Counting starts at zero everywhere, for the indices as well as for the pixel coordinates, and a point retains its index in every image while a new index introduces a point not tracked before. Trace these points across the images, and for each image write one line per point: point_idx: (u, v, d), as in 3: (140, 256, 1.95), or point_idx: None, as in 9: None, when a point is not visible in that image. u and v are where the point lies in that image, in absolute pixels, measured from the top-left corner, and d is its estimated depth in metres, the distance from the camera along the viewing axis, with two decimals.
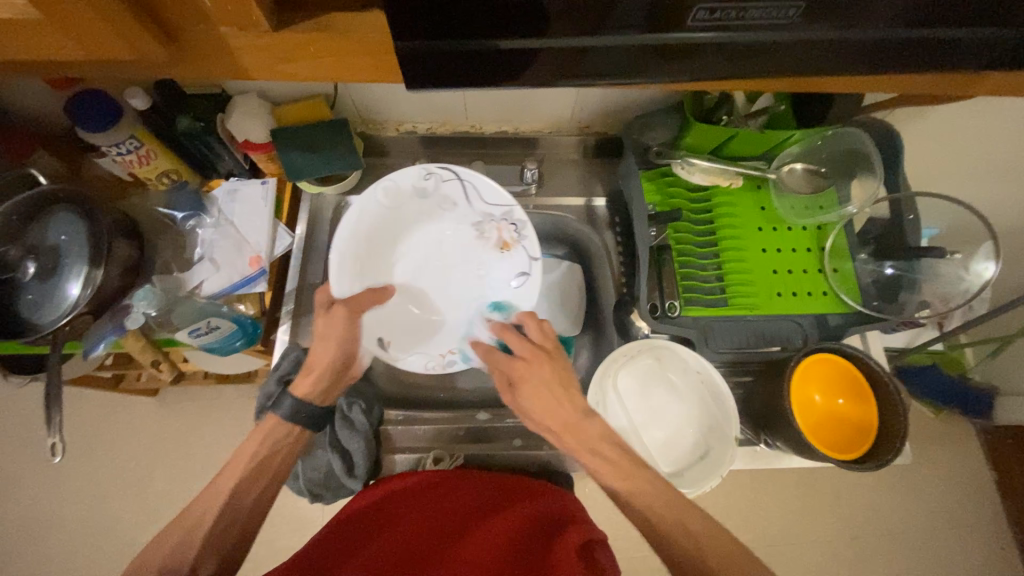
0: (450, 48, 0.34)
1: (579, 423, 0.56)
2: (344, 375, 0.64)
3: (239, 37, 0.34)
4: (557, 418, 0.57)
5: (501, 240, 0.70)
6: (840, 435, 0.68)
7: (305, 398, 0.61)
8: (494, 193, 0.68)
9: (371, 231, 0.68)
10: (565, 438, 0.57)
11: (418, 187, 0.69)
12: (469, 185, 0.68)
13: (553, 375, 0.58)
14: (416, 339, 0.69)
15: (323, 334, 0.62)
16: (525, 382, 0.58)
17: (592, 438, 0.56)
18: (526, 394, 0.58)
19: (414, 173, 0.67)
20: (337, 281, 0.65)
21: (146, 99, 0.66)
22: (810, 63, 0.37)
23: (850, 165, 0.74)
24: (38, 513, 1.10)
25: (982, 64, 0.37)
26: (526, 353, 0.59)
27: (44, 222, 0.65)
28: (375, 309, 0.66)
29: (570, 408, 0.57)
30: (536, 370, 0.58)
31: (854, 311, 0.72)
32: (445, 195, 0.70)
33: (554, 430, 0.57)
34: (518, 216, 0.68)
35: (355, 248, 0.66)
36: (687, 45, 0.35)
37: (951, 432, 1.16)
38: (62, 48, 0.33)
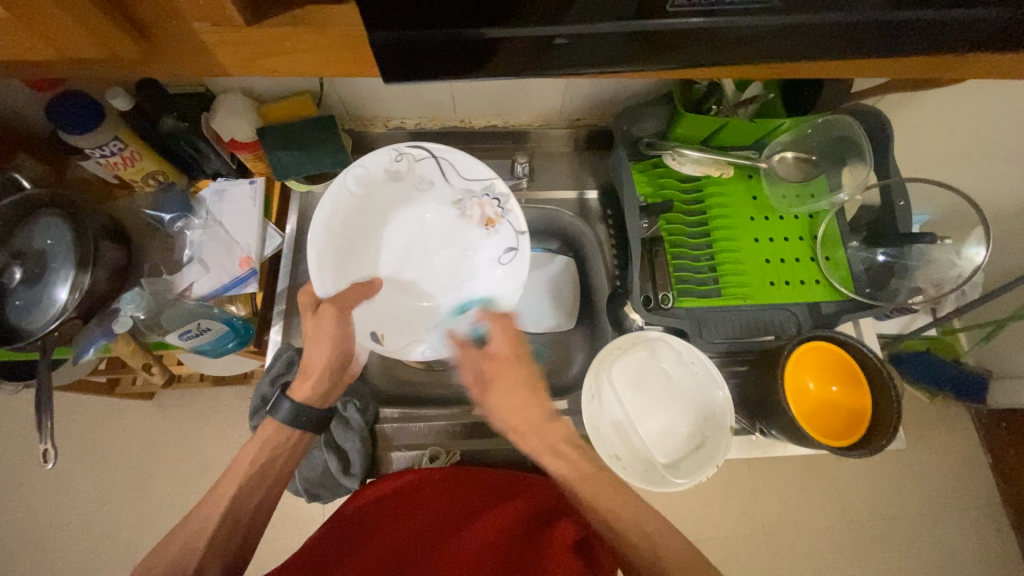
0: (429, 40, 0.33)
1: (547, 424, 0.58)
2: (341, 379, 0.64)
3: (214, 33, 0.34)
4: (524, 419, 0.59)
5: (485, 216, 0.68)
6: (835, 422, 0.69)
7: (305, 402, 0.61)
8: (470, 167, 0.67)
9: (347, 220, 0.66)
10: (527, 439, 0.59)
11: (392, 171, 0.67)
12: (445, 162, 0.67)
13: (524, 375, 0.60)
14: (410, 330, 0.67)
15: (313, 335, 0.62)
16: (496, 381, 0.60)
17: (558, 438, 0.58)
18: (495, 394, 0.60)
19: (384, 156, 0.66)
20: (317, 276, 0.63)
21: (127, 99, 0.65)
22: (794, 49, 0.36)
23: (841, 151, 0.74)
24: (37, 520, 1.09)
25: (968, 45, 0.36)
26: (499, 353, 0.62)
27: (29, 227, 0.64)
28: (364, 303, 0.65)
29: (537, 409, 0.59)
30: (508, 370, 0.61)
31: (848, 299, 0.71)
32: (420, 176, 0.68)
33: (517, 430, 0.59)
34: (500, 189, 0.66)
35: (332, 238, 0.64)
36: (669, 33, 0.35)
37: (946, 416, 1.17)
38: (32, 48, 0.33)
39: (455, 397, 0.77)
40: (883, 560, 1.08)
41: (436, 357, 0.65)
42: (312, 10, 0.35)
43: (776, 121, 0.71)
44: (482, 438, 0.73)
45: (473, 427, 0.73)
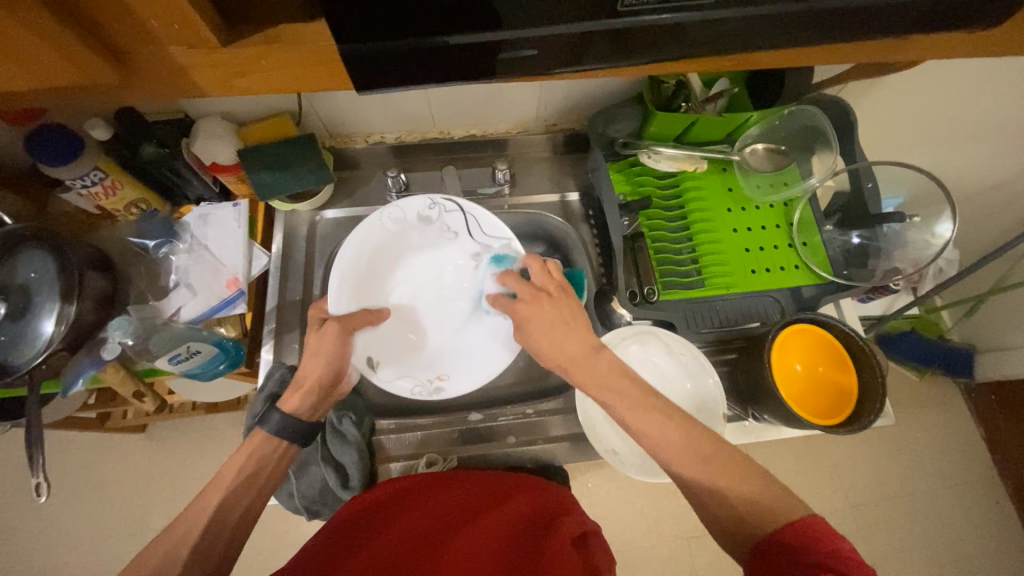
0: (399, 50, 0.35)
1: (589, 358, 0.55)
2: (333, 393, 0.64)
3: (190, 55, 0.35)
4: (564, 352, 0.56)
5: (498, 272, 0.72)
6: (824, 401, 0.70)
7: (295, 413, 0.60)
8: (493, 226, 0.72)
9: (373, 254, 0.72)
10: (575, 372, 0.56)
11: (424, 216, 0.74)
12: (472, 216, 0.72)
13: (556, 310, 0.57)
14: (402, 361, 0.70)
15: (313, 350, 0.62)
16: (529, 321, 0.58)
17: (602, 373, 0.54)
18: (533, 333, 0.58)
19: (420, 203, 0.73)
20: (333, 296, 0.68)
21: (107, 129, 0.66)
22: (743, 42, 0.38)
23: (808, 141, 0.76)
24: (29, 564, 1.06)
25: (909, 22, 0.38)
26: (527, 294, 0.59)
27: (12, 261, 0.64)
28: (367, 329, 0.68)
29: (581, 344, 0.55)
30: (537, 309, 0.58)
31: (828, 281, 0.74)
32: (447, 225, 0.74)
33: (563, 364, 0.56)
34: (516, 249, 0.71)
35: (355, 267, 0.70)
36: (623, 31, 0.36)
37: (935, 392, 1.20)
38: (12, 80, 0.33)
39: (451, 405, 0.78)
40: (885, 539, 1.09)
41: (424, 397, 0.68)
42: (284, 29, 0.35)
43: (744, 115, 0.73)
44: (479, 443, 0.73)
45: (470, 434, 0.73)
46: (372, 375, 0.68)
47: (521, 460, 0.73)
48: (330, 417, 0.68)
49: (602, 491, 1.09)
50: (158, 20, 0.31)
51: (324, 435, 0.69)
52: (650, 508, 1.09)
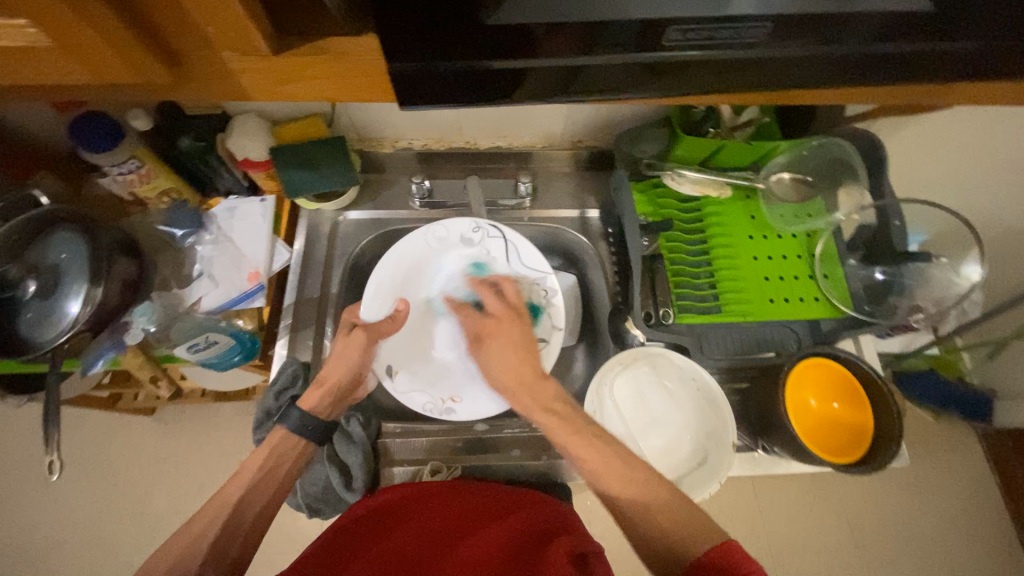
0: (440, 70, 0.35)
1: (538, 383, 0.57)
2: (348, 398, 0.66)
3: (241, 61, 0.36)
4: (515, 374, 0.58)
5: (528, 301, 0.72)
6: (837, 441, 0.69)
7: (313, 412, 0.62)
8: (531, 257, 0.73)
9: (412, 268, 0.74)
10: (521, 397, 0.57)
11: (467, 239, 0.76)
12: (513, 245, 0.73)
13: (516, 335, 0.61)
14: (421, 375, 0.70)
15: (339, 352, 0.65)
16: (492, 339, 0.62)
17: (549, 398, 0.56)
18: (490, 350, 0.62)
19: (464, 225, 0.75)
20: (366, 300, 0.71)
21: (147, 120, 0.68)
22: (777, 79, 0.38)
23: (835, 173, 0.76)
24: (33, 536, 1.08)
25: (949, 70, 0.38)
26: (497, 312, 0.65)
27: (45, 242, 0.66)
28: (392, 337, 0.70)
29: (530, 369, 0.58)
30: (501, 328, 0.63)
31: (848, 316, 0.72)
32: (487, 249, 0.75)
33: (510, 387, 0.59)
34: (550, 284, 0.72)
35: (393, 277, 0.73)
36: (659, 63, 0.36)
37: (951, 435, 1.16)
38: (70, 74, 0.35)
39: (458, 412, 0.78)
40: None
41: (433, 414, 0.67)
42: (332, 40, 0.36)
43: (771, 143, 0.73)
44: (484, 454, 0.73)
45: (476, 444, 0.73)
46: (388, 382, 0.68)
47: (525, 474, 0.73)
48: (340, 418, 0.70)
49: (602, 509, 1.08)
50: (212, 27, 0.33)
51: (332, 435, 0.70)
52: None
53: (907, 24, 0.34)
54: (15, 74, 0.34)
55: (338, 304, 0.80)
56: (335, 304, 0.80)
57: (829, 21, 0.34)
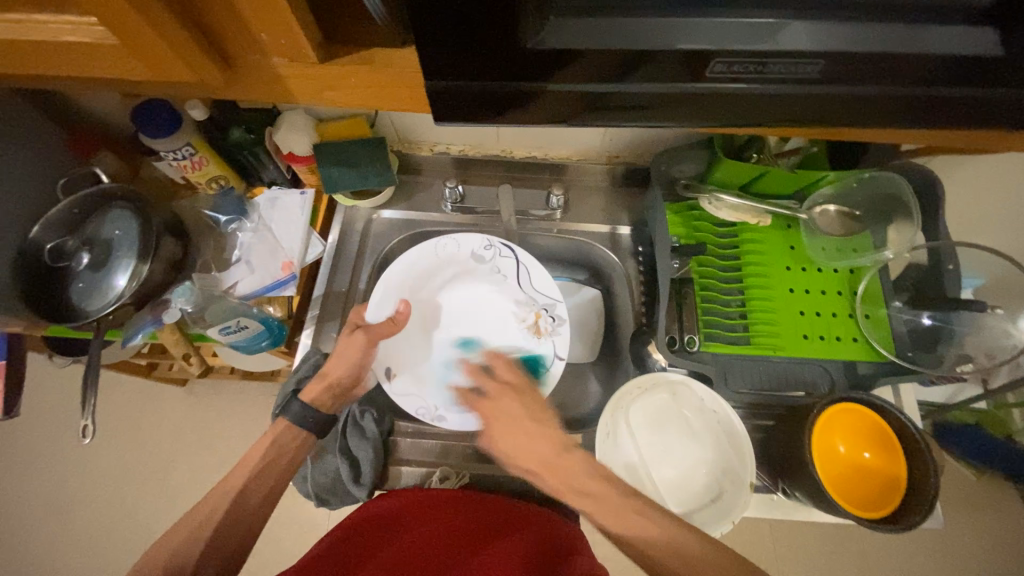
0: (479, 89, 0.36)
1: (559, 459, 0.56)
2: (348, 394, 0.67)
3: (289, 67, 0.37)
4: (535, 454, 0.56)
5: (535, 327, 0.73)
6: (868, 491, 0.65)
7: (314, 404, 0.64)
8: (544, 283, 0.75)
9: (421, 276, 0.75)
10: (546, 478, 0.56)
11: (478, 254, 0.76)
12: (525, 267, 0.75)
13: (524, 408, 0.60)
14: (418, 379, 0.70)
15: (339, 351, 0.65)
16: (496, 419, 0.60)
17: (579, 480, 0.54)
18: (499, 434, 0.59)
19: (476, 242, 0.76)
20: (374, 304, 0.72)
21: (204, 110, 0.71)
22: (825, 114, 0.37)
23: (886, 208, 0.72)
24: (66, 488, 1.15)
25: (1012, 120, 0.36)
26: (492, 390, 0.63)
27: (101, 217, 0.71)
28: (393, 341, 0.71)
29: (551, 447, 0.56)
30: (505, 404, 0.61)
31: (888, 361, 0.68)
32: (498, 267, 0.76)
33: (538, 471, 0.56)
34: (560, 312, 0.73)
35: (401, 282, 0.74)
36: (701, 94, 0.35)
37: (995, 499, 1.08)
38: (133, 69, 0.37)
39: None
40: None
41: (425, 420, 0.68)
42: (377, 51, 0.38)
43: (818, 173, 0.70)
44: (492, 464, 0.72)
45: (484, 452, 0.73)
46: (386, 385, 0.69)
47: (531, 488, 0.72)
48: (354, 410, 0.71)
49: None
50: (267, 34, 0.34)
51: (345, 427, 0.71)
52: None
53: (971, 70, 0.32)
54: (87, 67, 0.37)
55: (364, 299, 0.82)
56: (361, 300, 0.81)
57: (886, 62, 0.32)
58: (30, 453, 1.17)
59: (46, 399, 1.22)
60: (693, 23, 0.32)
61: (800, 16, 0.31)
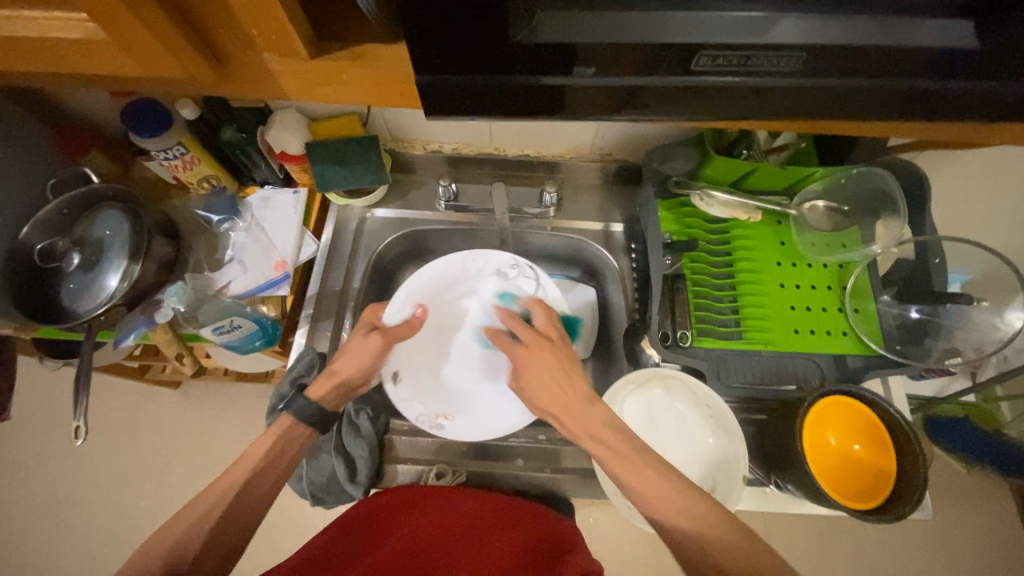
0: (470, 83, 0.36)
1: (585, 407, 0.57)
2: (354, 392, 0.67)
3: (280, 63, 0.37)
4: (561, 403, 0.59)
5: None
6: (858, 483, 0.65)
7: (320, 401, 0.63)
8: (557, 306, 0.75)
9: (444, 287, 0.77)
10: (568, 424, 0.58)
11: (503, 271, 0.77)
12: (544, 290, 0.76)
13: (553, 360, 0.61)
14: (422, 386, 0.72)
15: (349, 350, 0.66)
16: (526, 370, 0.62)
17: (598, 423, 0.56)
18: (529, 377, 0.62)
19: (504, 259, 0.77)
20: (393, 306, 0.74)
21: (195, 110, 0.71)
22: (814, 108, 0.37)
23: (874, 204, 0.73)
24: (58, 493, 1.14)
25: (991, 112, 0.37)
26: (528, 339, 0.64)
27: (92, 218, 0.70)
28: (407, 345, 0.72)
29: (572, 394, 0.58)
30: (537, 355, 0.62)
31: (877, 354, 0.69)
32: (519, 286, 0.77)
33: (555, 412, 0.59)
34: None
35: (424, 289, 0.76)
36: (690, 90, 0.36)
37: (985, 491, 1.09)
38: (123, 66, 0.37)
39: None
40: None
41: (422, 427, 0.68)
42: (368, 48, 0.38)
43: (807, 169, 0.71)
44: (488, 460, 0.72)
45: (481, 449, 0.73)
46: (390, 387, 0.70)
47: (527, 484, 0.72)
48: (349, 408, 0.71)
49: (604, 528, 1.06)
50: (257, 30, 0.34)
51: (339, 425, 0.71)
52: (650, 555, 1.04)
53: (953, 63, 0.33)
54: (75, 65, 0.37)
55: (359, 298, 0.82)
56: (356, 298, 0.81)
57: (869, 56, 0.33)
58: (21, 458, 1.16)
59: (37, 404, 1.20)
60: (681, 17, 0.32)
61: (790, 12, 0.32)
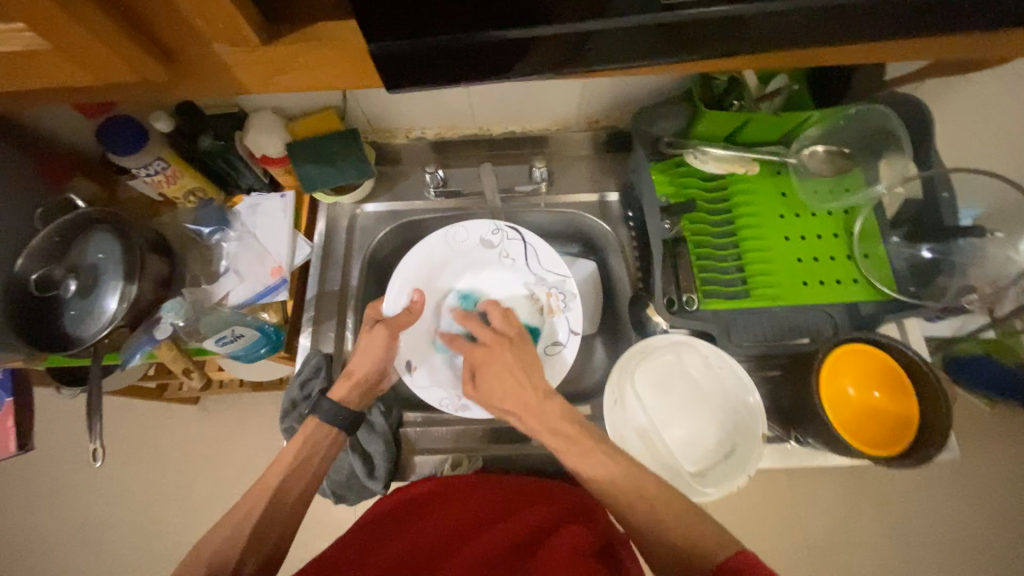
0: (433, 45, 0.34)
1: (540, 404, 0.56)
2: (375, 390, 0.68)
3: (233, 53, 0.36)
4: (517, 400, 0.57)
5: (546, 305, 0.74)
6: (880, 431, 0.64)
7: (343, 403, 0.64)
8: (552, 261, 0.74)
9: (436, 267, 0.76)
10: (527, 420, 0.56)
11: (486, 240, 0.76)
12: (532, 249, 0.74)
13: (514, 357, 0.59)
14: (438, 370, 0.71)
15: (363, 348, 0.66)
16: (487, 367, 0.59)
17: (555, 418, 0.55)
18: (485, 379, 0.59)
19: (485, 228, 0.76)
20: (389, 298, 0.72)
21: (169, 121, 0.70)
22: (804, 35, 0.35)
23: (876, 144, 0.70)
24: (94, 516, 1.17)
25: (994, 15, 0.34)
26: (489, 340, 0.61)
27: (84, 243, 0.70)
28: (410, 333, 0.71)
29: (532, 392, 0.56)
30: (498, 356, 0.59)
31: (893, 298, 0.67)
32: (507, 251, 0.76)
33: (514, 411, 0.57)
34: (570, 288, 0.73)
35: (416, 274, 0.74)
36: (665, 26, 0.34)
37: (1011, 425, 1.08)
38: (74, 75, 0.36)
39: None
40: None
41: (449, 411, 0.69)
42: (323, 26, 0.36)
43: (804, 113, 0.68)
44: (505, 443, 0.72)
45: (497, 433, 0.73)
46: (408, 378, 0.69)
47: (547, 463, 0.72)
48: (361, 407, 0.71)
49: None
50: (202, 19, 0.33)
51: None
52: None
53: None
54: (27, 79, 0.36)
55: (358, 295, 0.81)
56: (355, 296, 0.80)
57: None
58: (54, 486, 1.19)
59: (61, 433, 1.22)
60: None
61: None
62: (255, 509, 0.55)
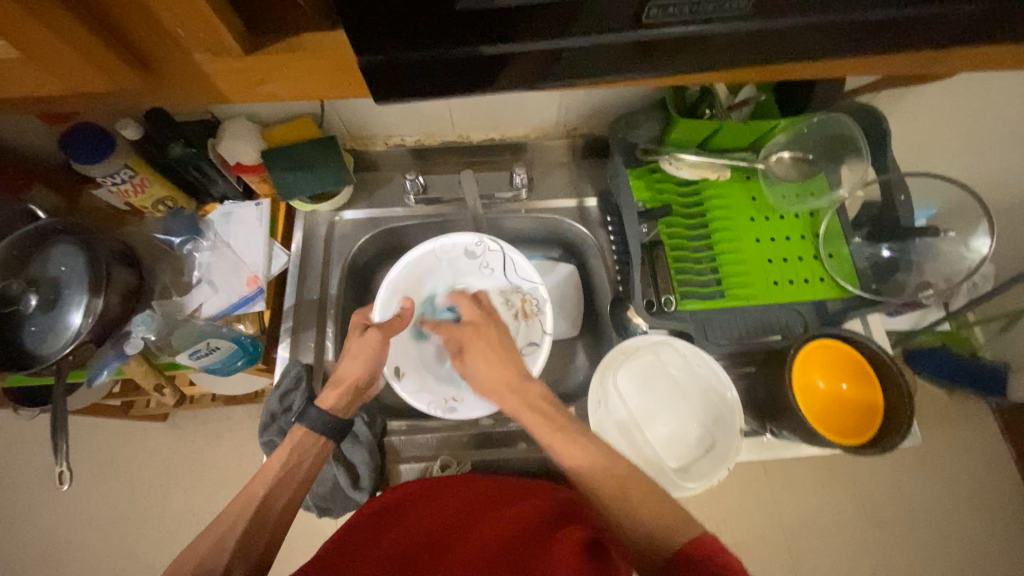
0: (419, 58, 0.34)
1: (522, 383, 0.59)
2: (364, 396, 0.65)
3: (214, 62, 0.36)
4: (498, 378, 0.60)
5: (520, 310, 0.74)
6: (849, 419, 0.67)
7: (330, 411, 0.62)
8: (526, 269, 0.74)
9: (423, 275, 0.76)
10: (508, 400, 0.59)
11: (469, 251, 0.76)
12: (510, 257, 0.75)
13: (496, 339, 0.62)
14: (426, 376, 0.72)
15: (352, 351, 0.64)
16: (472, 349, 0.62)
17: (534, 397, 0.58)
18: (471, 359, 0.62)
19: (468, 238, 0.76)
20: (378, 303, 0.72)
21: (137, 129, 0.67)
22: (770, 51, 0.37)
23: (838, 149, 0.74)
24: (55, 542, 1.10)
25: (945, 35, 0.37)
26: (471, 318, 0.64)
27: (45, 255, 0.66)
28: (399, 339, 0.71)
29: (512, 370, 0.60)
30: (480, 335, 0.62)
31: (855, 295, 0.71)
32: (488, 262, 0.76)
33: (495, 391, 0.60)
34: (543, 293, 0.73)
35: (404, 280, 0.74)
36: (646, 42, 0.36)
37: (967, 412, 1.14)
38: (43, 83, 0.35)
39: None
40: (908, 562, 1.05)
41: (438, 414, 0.68)
42: (305, 37, 0.36)
43: (771, 121, 0.71)
44: (490, 448, 0.73)
45: (483, 438, 0.73)
46: (396, 384, 0.69)
47: (533, 467, 0.72)
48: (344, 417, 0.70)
49: None
50: (182, 28, 0.33)
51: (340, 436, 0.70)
52: None
53: None
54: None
55: (338, 304, 0.80)
56: (335, 305, 0.79)
57: None
58: (8, 512, 1.12)
59: (17, 455, 1.16)
60: None
61: None
62: (236, 524, 0.54)
